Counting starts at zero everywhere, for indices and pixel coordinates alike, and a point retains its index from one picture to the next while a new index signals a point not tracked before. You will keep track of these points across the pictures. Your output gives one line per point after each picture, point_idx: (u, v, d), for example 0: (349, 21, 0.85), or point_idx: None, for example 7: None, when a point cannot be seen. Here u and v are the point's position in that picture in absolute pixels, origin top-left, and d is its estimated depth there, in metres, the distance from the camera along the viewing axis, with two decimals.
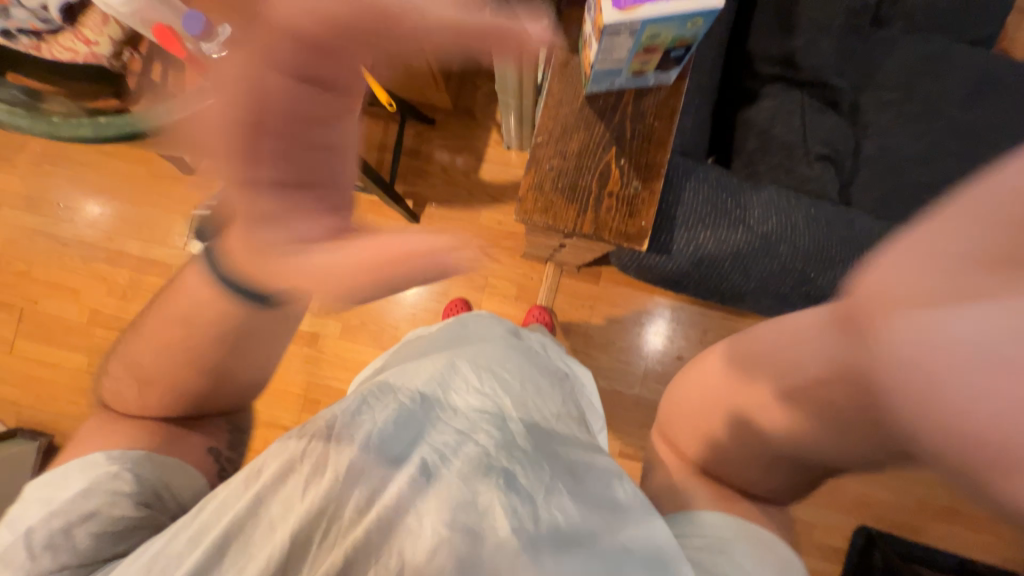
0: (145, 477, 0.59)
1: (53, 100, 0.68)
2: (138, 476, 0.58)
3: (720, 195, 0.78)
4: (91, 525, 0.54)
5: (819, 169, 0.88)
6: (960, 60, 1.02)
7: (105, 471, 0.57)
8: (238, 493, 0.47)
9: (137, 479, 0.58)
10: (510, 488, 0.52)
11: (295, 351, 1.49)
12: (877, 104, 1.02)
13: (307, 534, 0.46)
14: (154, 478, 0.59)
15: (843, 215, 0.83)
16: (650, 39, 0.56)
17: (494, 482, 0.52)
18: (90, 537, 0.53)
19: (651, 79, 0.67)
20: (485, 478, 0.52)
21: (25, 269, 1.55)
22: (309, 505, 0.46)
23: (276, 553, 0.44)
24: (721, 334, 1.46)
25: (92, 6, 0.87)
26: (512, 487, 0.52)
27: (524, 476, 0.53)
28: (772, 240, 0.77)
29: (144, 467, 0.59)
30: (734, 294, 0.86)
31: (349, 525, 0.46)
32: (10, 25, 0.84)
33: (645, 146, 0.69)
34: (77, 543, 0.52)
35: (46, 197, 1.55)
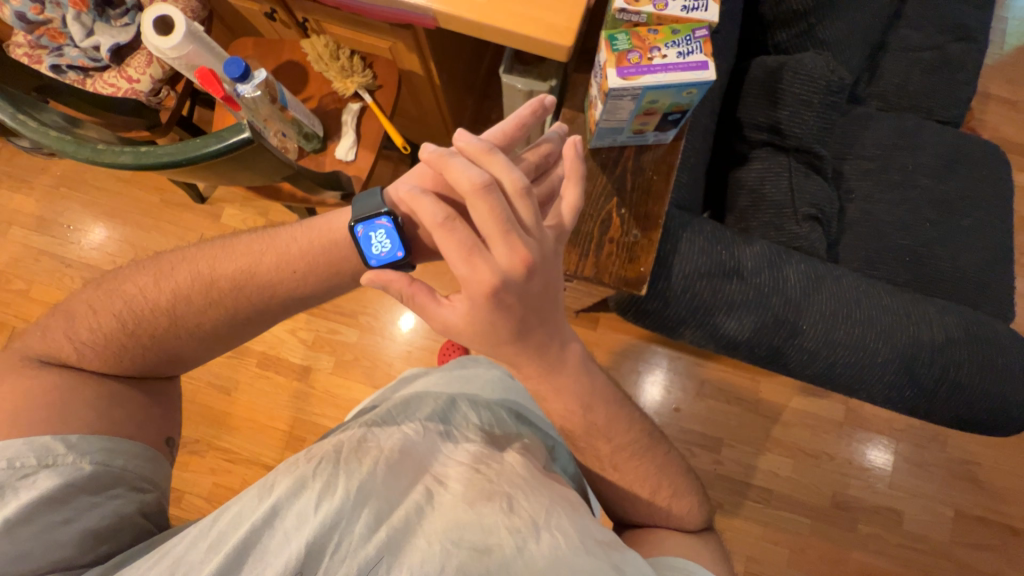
0: (123, 470, 0.51)
1: (90, 129, 0.73)
2: (117, 469, 0.50)
3: (716, 247, 0.81)
4: (80, 523, 0.46)
5: (807, 228, 0.91)
6: (932, 137, 1.11)
7: (71, 465, 0.48)
8: (252, 503, 0.44)
9: (117, 471, 0.50)
10: (519, 508, 0.52)
11: (286, 384, 1.46)
12: (858, 172, 1.10)
13: (324, 541, 0.43)
14: (137, 471, 0.52)
15: (831, 271, 0.87)
16: (649, 104, 0.62)
17: (503, 502, 0.52)
18: (81, 535, 0.46)
19: (650, 137, 0.73)
20: (495, 498, 0.52)
21: (24, 288, 1.55)
22: (327, 511, 0.44)
23: (293, 558, 0.42)
24: (716, 386, 1.46)
25: (139, 49, 0.95)
26: (521, 507, 0.52)
27: (531, 498, 0.53)
28: (766, 290, 0.81)
29: (122, 458, 0.51)
30: (729, 345, 0.86)
31: (363, 540, 0.44)
32: (62, 62, 0.92)
33: (644, 197, 0.73)
34: (65, 541, 0.45)
35: (57, 220, 1.58)
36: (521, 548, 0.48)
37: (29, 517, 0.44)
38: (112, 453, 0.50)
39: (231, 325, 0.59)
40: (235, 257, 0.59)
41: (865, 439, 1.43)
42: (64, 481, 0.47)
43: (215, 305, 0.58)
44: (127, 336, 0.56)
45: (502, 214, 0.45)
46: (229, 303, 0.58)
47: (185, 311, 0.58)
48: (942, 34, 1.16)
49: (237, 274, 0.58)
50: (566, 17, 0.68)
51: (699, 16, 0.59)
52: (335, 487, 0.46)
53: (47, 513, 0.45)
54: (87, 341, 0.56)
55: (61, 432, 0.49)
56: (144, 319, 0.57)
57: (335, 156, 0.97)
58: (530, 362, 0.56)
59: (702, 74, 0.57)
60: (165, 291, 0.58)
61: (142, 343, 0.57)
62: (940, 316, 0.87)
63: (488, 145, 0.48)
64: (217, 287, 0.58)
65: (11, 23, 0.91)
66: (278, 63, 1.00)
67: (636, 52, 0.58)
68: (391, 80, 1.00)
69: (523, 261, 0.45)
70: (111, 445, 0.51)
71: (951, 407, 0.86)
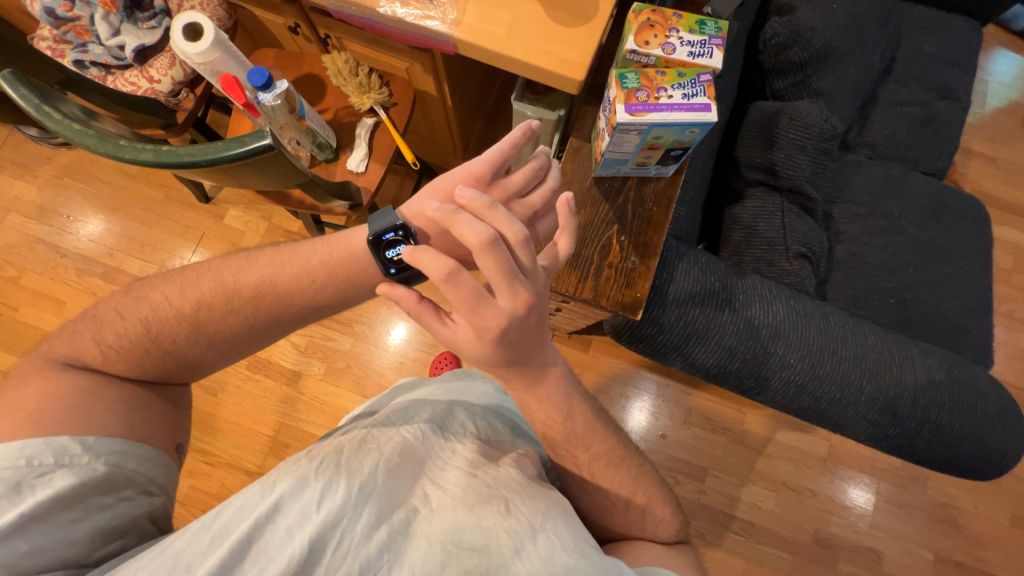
0: (131, 473, 0.50)
1: (106, 122, 0.74)
2: (125, 472, 0.49)
3: (711, 278, 0.84)
4: (91, 521, 0.45)
5: (797, 266, 0.95)
6: (918, 186, 1.16)
7: (86, 465, 0.47)
8: (255, 498, 0.44)
9: (125, 474, 0.49)
10: (513, 511, 0.53)
11: (275, 389, 1.45)
12: (848, 216, 1.15)
13: (326, 541, 0.43)
14: (143, 474, 0.51)
15: (818, 307, 0.90)
16: (653, 139, 0.65)
17: (498, 506, 0.53)
18: (91, 532, 0.45)
19: (652, 170, 0.76)
20: (489, 503, 0.53)
21: (16, 275, 1.54)
22: (329, 511, 0.45)
23: (297, 553, 0.42)
24: (704, 415, 1.47)
25: (164, 51, 0.98)
26: (515, 510, 0.53)
27: (526, 503, 0.55)
28: (756, 323, 0.84)
29: (132, 461, 0.50)
30: (719, 373, 0.88)
31: (364, 539, 0.45)
32: (86, 57, 0.95)
33: (644, 226, 0.76)
34: (75, 536, 0.44)
35: (57, 209, 1.58)
36: (519, 550, 0.49)
37: (43, 515, 0.43)
38: (125, 456, 0.50)
39: (249, 335, 0.61)
40: (258, 267, 0.62)
41: (847, 477, 1.44)
42: (79, 481, 0.46)
43: (232, 311, 0.60)
44: (148, 339, 0.57)
45: (506, 267, 0.47)
46: (248, 311, 0.60)
47: (203, 317, 0.59)
48: (928, 92, 1.23)
49: (259, 283, 0.61)
50: (579, 53, 0.72)
51: (704, 62, 0.62)
52: (336, 487, 0.47)
53: (62, 511, 0.44)
54: (113, 345, 0.57)
55: (77, 434, 0.48)
56: (166, 326, 0.58)
57: (347, 166, 1.00)
58: (508, 374, 0.58)
59: (706, 115, 0.61)
60: (188, 296, 0.59)
61: (163, 349, 0.58)
62: (922, 357, 0.90)
63: (489, 199, 0.49)
64: (239, 295, 0.60)
65: (40, 17, 0.93)
66: (298, 74, 1.04)
67: (644, 90, 0.62)
68: (406, 98, 1.04)
69: (525, 304, 0.49)
70: (126, 447, 0.50)
71: (932, 446, 0.88)
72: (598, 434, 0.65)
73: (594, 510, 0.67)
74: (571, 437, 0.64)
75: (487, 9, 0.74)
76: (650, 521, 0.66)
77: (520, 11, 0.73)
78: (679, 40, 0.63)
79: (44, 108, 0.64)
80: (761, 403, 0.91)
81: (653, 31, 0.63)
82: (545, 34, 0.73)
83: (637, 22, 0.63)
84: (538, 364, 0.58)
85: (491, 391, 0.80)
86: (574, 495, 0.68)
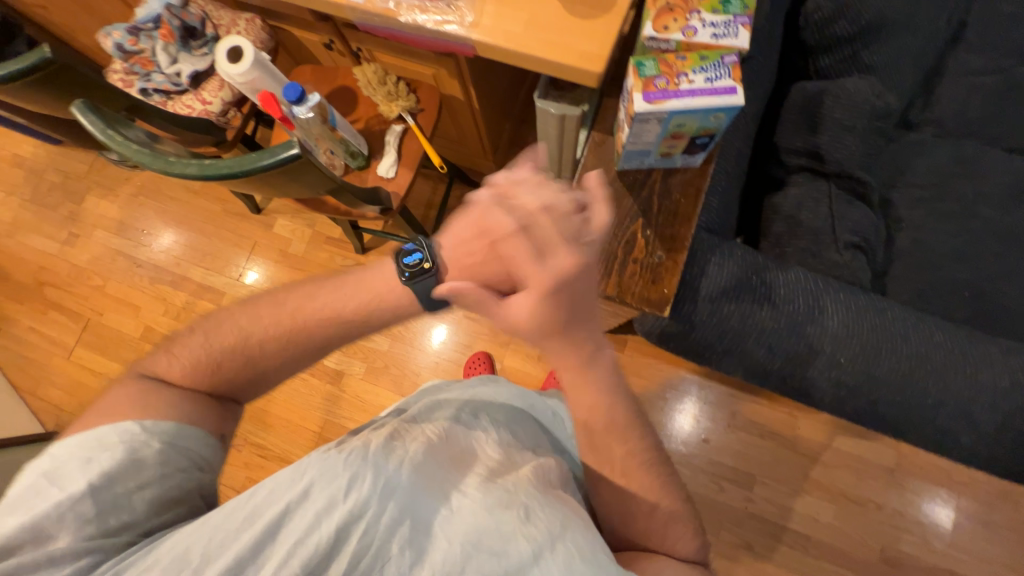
0: (182, 450, 0.53)
1: (167, 144, 0.82)
2: (177, 449, 0.53)
3: (747, 271, 0.79)
4: (148, 493, 0.49)
5: (849, 257, 0.88)
6: (996, 166, 1.04)
7: (144, 442, 0.51)
8: (286, 485, 0.46)
9: (177, 452, 0.52)
10: (534, 517, 0.52)
11: (321, 387, 1.53)
12: (910, 201, 1.04)
13: (350, 531, 0.45)
14: (193, 451, 0.54)
15: (873, 302, 0.82)
16: (675, 128, 0.62)
17: (517, 512, 0.52)
18: (148, 503, 0.49)
19: (678, 161, 0.73)
20: (511, 508, 0.52)
21: (101, 284, 1.73)
22: (354, 502, 0.46)
23: (323, 540, 0.44)
24: (751, 419, 1.39)
25: (215, 75, 1.06)
26: (536, 517, 0.52)
27: (547, 510, 0.53)
28: (799, 319, 0.78)
29: (183, 438, 0.54)
30: (758, 373, 0.83)
31: (386, 532, 0.46)
32: (149, 86, 1.05)
33: (671, 219, 0.73)
34: (135, 506, 0.48)
35: (134, 224, 1.76)
36: (534, 555, 0.49)
37: (107, 485, 0.48)
38: (177, 435, 0.53)
39: (306, 353, 0.62)
40: (311, 297, 0.62)
41: (920, 491, 1.30)
42: (127, 455, 0.49)
43: (286, 338, 0.61)
44: (208, 357, 0.59)
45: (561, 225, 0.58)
46: (304, 336, 0.61)
47: (255, 342, 0.61)
48: (1006, 59, 1.10)
49: (310, 313, 0.61)
50: (600, 45, 0.71)
51: (729, 42, 0.58)
52: (363, 478, 0.47)
53: (122, 483, 0.48)
54: (175, 359, 0.59)
55: (137, 417, 0.52)
56: (223, 345, 0.60)
57: (377, 172, 1.03)
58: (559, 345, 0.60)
59: (730, 98, 0.57)
60: (248, 323, 0.61)
61: (214, 362, 0.59)
62: (1003, 355, 0.79)
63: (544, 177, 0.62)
64: (291, 325, 0.60)
65: (111, 52, 1.04)
66: (333, 88, 1.09)
67: (663, 77, 0.58)
68: (433, 104, 1.06)
69: (577, 260, 0.57)
70: (176, 428, 0.53)
71: (1015, 460, 0.78)
72: (621, 443, 0.63)
73: (614, 524, 0.64)
74: (610, 427, 0.62)
75: (505, 9, 0.74)
76: (672, 533, 0.63)
77: (536, 8, 0.73)
78: (701, 22, 0.59)
79: (106, 131, 0.72)
80: (807, 405, 0.84)
81: (672, 15, 0.60)
82: (563, 29, 0.72)
83: (656, 7, 0.60)
84: (575, 337, 0.60)
85: (517, 394, 0.79)
86: (598, 501, 0.65)
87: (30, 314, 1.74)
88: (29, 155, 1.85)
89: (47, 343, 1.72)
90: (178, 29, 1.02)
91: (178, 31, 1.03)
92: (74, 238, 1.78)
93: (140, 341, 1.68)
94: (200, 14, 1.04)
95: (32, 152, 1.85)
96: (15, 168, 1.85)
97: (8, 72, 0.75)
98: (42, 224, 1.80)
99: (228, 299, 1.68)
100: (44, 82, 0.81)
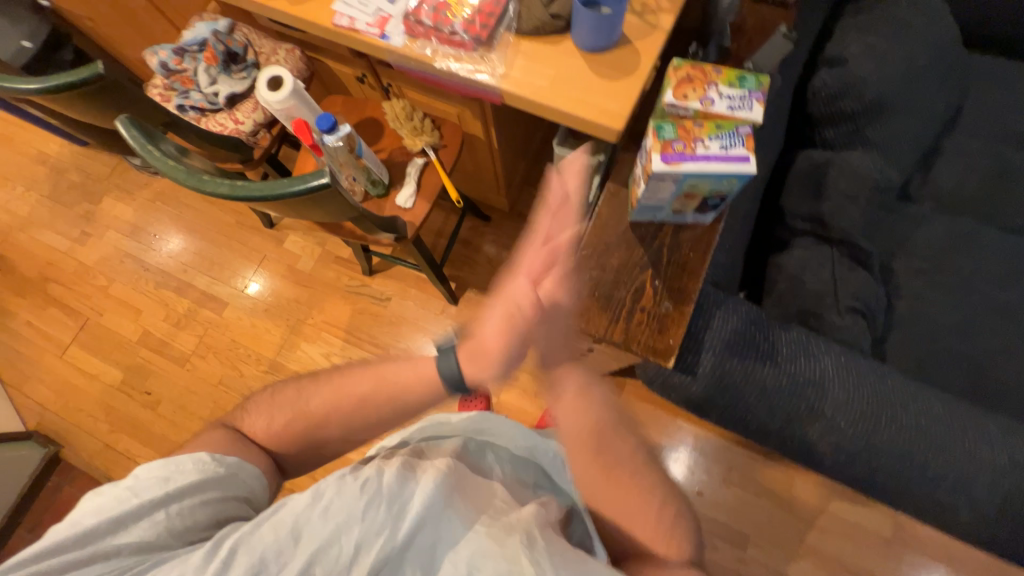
0: (240, 474, 0.58)
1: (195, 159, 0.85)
2: (235, 471, 0.58)
3: (749, 328, 0.81)
4: (210, 509, 0.53)
5: (850, 321, 0.90)
6: (992, 243, 1.07)
7: (213, 470, 0.56)
8: (309, 503, 0.50)
9: (233, 474, 0.57)
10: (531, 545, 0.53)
11: None
12: (910, 271, 1.07)
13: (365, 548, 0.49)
14: (248, 478, 0.59)
15: (873, 368, 0.83)
16: (689, 188, 0.65)
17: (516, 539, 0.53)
18: (209, 518, 0.53)
19: (689, 218, 0.76)
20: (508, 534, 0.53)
21: (106, 284, 1.74)
22: (366, 524, 0.50)
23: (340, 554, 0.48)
24: (746, 475, 1.37)
25: (251, 97, 1.11)
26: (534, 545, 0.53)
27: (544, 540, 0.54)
28: (801, 381, 0.78)
29: (241, 469, 0.59)
30: (757, 430, 0.83)
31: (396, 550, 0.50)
32: (186, 103, 1.09)
33: (679, 272, 0.75)
34: (197, 519, 0.52)
35: (147, 228, 1.79)
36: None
37: (182, 496, 0.52)
38: (239, 468, 0.58)
39: (374, 423, 0.67)
40: (364, 376, 0.67)
41: (917, 566, 1.27)
42: (203, 478, 0.54)
43: (346, 415, 0.66)
44: (289, 436, 0.66)
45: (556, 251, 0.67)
46: (372, 415, 0.66)
47: (329, 420, 0.66)
48: (1002, 144, 1.15)
49: (365, 392, 0.67)
50: (620, 104, 0.76)
51: (744, 115, 0.62)
52: (377, 501, 0.51)
53: (193, 497, 0.53)
54: (264, 427, 0.66)
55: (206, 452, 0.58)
56: (301, 420, 0.66)
57: (396, 201, 1.07)
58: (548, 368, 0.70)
59: (743, 167, 0.60)
60: (321, 402, 0.67)
61: (299, 436, 0.66)
62: (1002, 433, 0.80)
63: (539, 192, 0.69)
64: (349, 402, 0.66)
65: (156, 69, 1.10)
66: (361, 118, 1.14)
67: (680, 141, 0.62)
68: (455, 141, 1.11)
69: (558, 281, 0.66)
70: (239, 463, 0.59)
71: (1014, 543, 0.77)
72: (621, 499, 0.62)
73: None
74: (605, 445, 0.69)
75: (534, 65, 0.79)
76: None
77: (563, 66, 0.78)
78: (718, 94, 0.63)
79: (150, 147, 0.75)
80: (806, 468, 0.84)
81: (692, 86, 0.64)
82: (587, 87, 0.77)
83: (676, 77, 0.64)
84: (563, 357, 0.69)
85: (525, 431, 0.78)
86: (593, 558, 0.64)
87: (30, 309, 1.73)
88: (55, 153, 1.90)
89: (42, 339, 1.70)
90: (221, 54, 1.08)
91: (221, 55, 1.08)
92: (86, 236, 1.80)
93: (137, 344, 1.67)
94: (244, 41, 1.11)
95: (57, 151, 1.90)
96: (39, 165, 1.90)
97: (60, 82, 0.79)
98: (56, 221, 1.83)
99: (230, 309, 1.68)
100: (92, 96, 0.85)
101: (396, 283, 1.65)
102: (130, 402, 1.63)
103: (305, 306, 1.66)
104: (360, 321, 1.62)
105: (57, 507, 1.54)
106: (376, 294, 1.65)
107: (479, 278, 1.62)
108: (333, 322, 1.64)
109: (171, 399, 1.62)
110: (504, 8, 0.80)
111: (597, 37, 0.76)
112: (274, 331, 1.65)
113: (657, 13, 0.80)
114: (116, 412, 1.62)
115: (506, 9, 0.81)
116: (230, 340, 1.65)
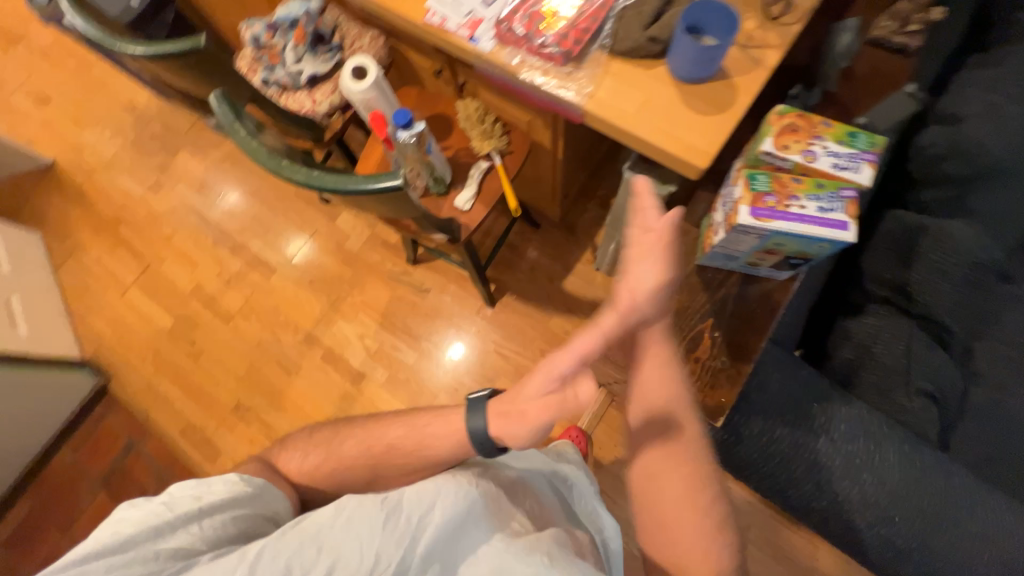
0: (267, 495, 0.60)
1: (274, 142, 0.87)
2: (262, 488, 0.60)
3: (807, 395, 0.76)
4: (235, 523, 0.55)
5: (919, 405, 0.83)
6: None
7: (240, 488, 0.57)
8: (337, 513, 0.51)
9: (260, 490, 0.59)
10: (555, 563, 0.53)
11: (343, 384, 1.60)
12: (994, 358, 0.96)
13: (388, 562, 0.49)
14: (273, 500, 0.60)
15: (940, 463, 0.76)
16: (773, 245, 0.61)
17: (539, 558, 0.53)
18: (234, 530, 0.54)
19: (762, 271, 0.71)
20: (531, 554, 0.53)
21: (169, 234, 1.84)
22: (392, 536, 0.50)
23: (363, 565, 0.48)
24: (765, 535, 1.29)
25: (331, 80, 1.14)
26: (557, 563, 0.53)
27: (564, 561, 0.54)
28: (859, 464, 0.73)
29: (265, 493, 0.60)
30: (798, 507, 0.77)
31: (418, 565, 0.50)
32: (271, 78, 1.12)
33: (742, 327, 0.71)
34: (222, 531, 0.53)
35: (213, 185, 1.88)
36: None
37: (209, 511, 0.54)
38: (265, 489, 0.60)
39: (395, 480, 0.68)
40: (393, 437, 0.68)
41: None
42: (231, 496, 0.56)
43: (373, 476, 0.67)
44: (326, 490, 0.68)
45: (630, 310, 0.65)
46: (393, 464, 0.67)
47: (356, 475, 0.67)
48: None
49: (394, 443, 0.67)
50: (709, 142, 0.72)
51: (850, 177, 0.57)
52: (404, 516, 0.51)
53: (218, 514, 0.54)
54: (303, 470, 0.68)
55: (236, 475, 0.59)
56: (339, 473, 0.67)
57: (454, 202, 1.06)
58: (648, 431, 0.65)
59: (839, 234, 0.56)
60: (352, 446, 0.69)
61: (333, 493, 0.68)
62: None
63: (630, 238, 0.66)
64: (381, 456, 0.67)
65: (247, 42, 1.14)
66: (432, 113, 1.14)
67: (774, 196, 0.57)
68: (522, 149, 1.09)
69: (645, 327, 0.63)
70: (264, 484, 0.60)
71: None
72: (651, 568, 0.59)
73: None
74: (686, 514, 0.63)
75: (623, 88, 0.76)
76: None
77: (653, 92, 0.75)
78: (824, 150, 0.58)
79: (234, 124, 0.75)
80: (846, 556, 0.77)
81: (795, 136, 0.59)
82: (676, 119, 0.73)
83: (778, 125, 0.60)
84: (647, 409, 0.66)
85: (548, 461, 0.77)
86: None
87: (100, 246, 1.86)
88: (143, 103, 2.02)
89: (108, 277, 1.82)
90: (310, 34, 1.10)
91: (310, 35, 1.10)
92: (158, 185, 1.91)
93: (189, 295, 1.76)
94: (333, 23, 1.13)
95: (145, 101, 2.02)
96: (128, 113, 2.02)
97: (165, 49, 0.83)
98: (135, 168, 1.94)
99: (277, 275, 1.74)
100: (190, 65, 0.88)
101: (438, 276, 1.66)
102: (175, 349, 1.72)
103: (347, 283, 1.70)
104: (397, 307, 1.65)
105: (98, 434, 1.66)
106: (416, 283, 1.67)
107: (520, 284, 1.62)
108: (370, 304, 1.67)
109: (212, 352, 1.70)
110: (601, 26, 0.77)
111: (694, 68, 0.72)
112: (314, 303, 1.69)
113: (763, 49, 0.75)
114: (161, 356, 1.72)
115: (602, 28, 0.78)
116: (273, 305, 1.71)
